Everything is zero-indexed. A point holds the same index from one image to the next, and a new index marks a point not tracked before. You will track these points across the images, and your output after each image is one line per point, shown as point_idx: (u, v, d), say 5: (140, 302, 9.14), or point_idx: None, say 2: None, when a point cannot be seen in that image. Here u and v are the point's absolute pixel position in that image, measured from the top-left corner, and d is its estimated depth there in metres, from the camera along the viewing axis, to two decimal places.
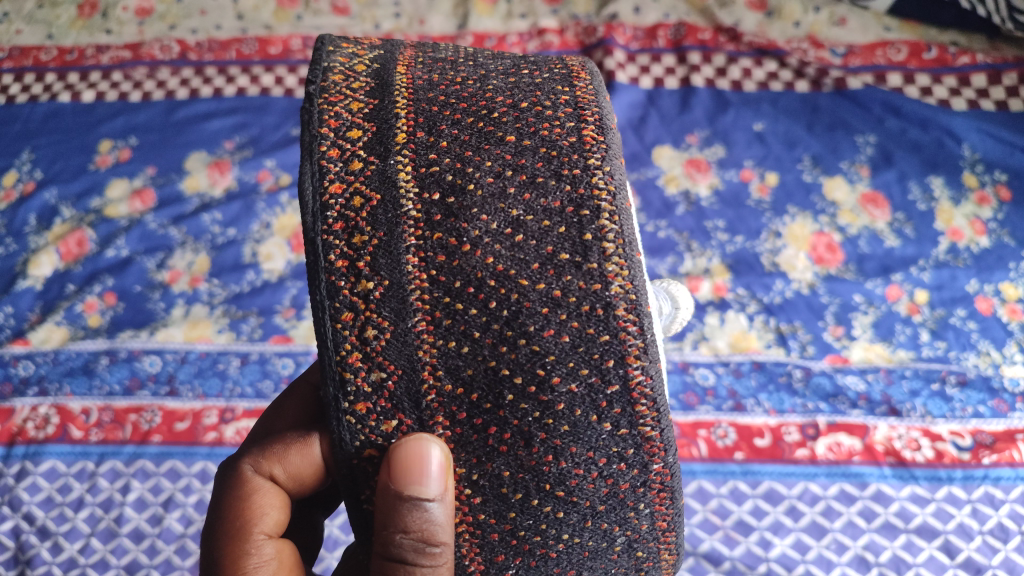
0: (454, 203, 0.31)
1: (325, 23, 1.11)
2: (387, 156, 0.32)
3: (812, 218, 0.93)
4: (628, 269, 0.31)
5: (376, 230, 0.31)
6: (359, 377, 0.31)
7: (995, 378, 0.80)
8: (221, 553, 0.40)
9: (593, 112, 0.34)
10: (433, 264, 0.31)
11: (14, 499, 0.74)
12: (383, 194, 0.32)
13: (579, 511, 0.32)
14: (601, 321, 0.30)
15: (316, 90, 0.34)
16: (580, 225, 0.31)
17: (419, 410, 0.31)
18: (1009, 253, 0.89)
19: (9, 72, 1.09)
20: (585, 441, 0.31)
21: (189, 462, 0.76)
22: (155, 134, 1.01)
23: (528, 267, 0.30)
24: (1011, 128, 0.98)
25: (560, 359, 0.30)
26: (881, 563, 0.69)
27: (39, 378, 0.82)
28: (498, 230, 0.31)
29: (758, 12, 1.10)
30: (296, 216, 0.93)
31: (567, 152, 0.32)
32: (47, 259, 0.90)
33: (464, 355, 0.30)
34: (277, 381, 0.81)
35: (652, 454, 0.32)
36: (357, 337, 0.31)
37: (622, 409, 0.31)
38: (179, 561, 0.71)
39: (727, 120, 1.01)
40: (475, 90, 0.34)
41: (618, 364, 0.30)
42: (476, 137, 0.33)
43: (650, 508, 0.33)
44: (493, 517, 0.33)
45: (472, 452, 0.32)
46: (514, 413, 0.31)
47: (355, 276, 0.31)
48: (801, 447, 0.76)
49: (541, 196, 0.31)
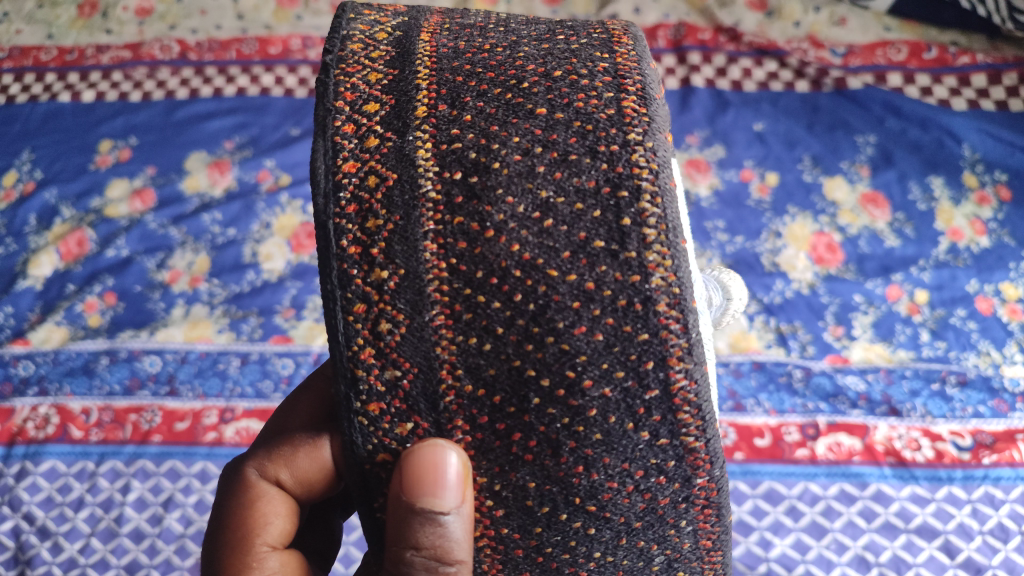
0: (477, 183, 0.30)
1: (325, 23, 1.11)
2: (406, 132, 0.32)
3: (811, 218, 0.93)
4: (670, 259, 0.29)
5: (392, 215, 0.30)
6: (373, 375, 0.30)
7: (995, 378, 0.80)
8: (224, 564, 0.40)
9: (634, 81, 0.32)
10: (454, 251, 0.30)
11: (14, 499, 0.74)
12: (401, 173, 0.31)
13: (612, 528, 0.32)
14: (640, 318, 0.29)
15: (334, 59, 0.34)
16: (617, 208, 0.30)
17: (436, 412, 0.30)
18: (1009, 253, 0.89)
19: (9, 72, 1.09)
20: (620, 452, 0.30)
21: (189, 462, 0.76)
22: (156, 134, 1.01)
23: (557, 256, 0.29)
24: (1012, 128, 0.98)
25: (592, 360, 0.29)
26: (881, 563, 0.69)
27: (39, 378, 0.82)
28: (525, 214, 0.30)
29: (759, 12, 1.09)
30: (296, 216, 0.94)
31: (604, 127, 0.31)
32: (47, 259, 0.90)
33: (486, 353, 0.30)
34: (277, 381, 0.81)
35: (696, 467, 0.31)
36: (370, 331, 0.30)
37: (662, 416, 0.30)
38: (179, 561, 0.71)
39: (727, 120, 1.01)
40: (504, 58, 0.34)
41: (657, 366, 0.30)
42: (504, 110, 0.32)
43: (692, 525, 0.33)
44: (517, 531, 0.33)
45: (494, 461, 0.31)
46: (541, 419, 0.30)
47: (369, 264, 0.30)
48: (801, 447, 0.76)
49: (573, 175, 0.30)
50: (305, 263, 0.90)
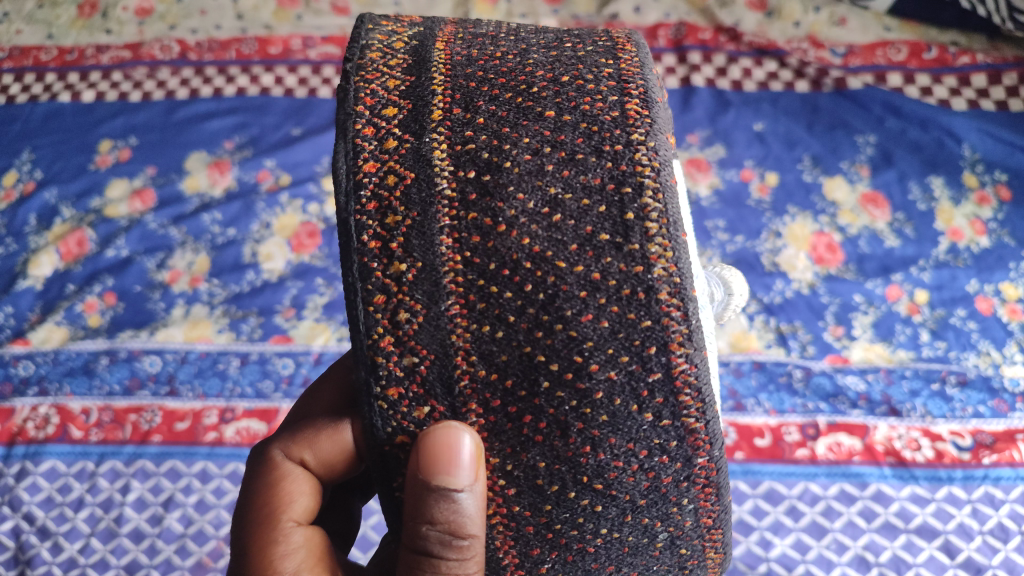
0: (490, 181, 0.30)
1: (325, 23, 1.11)
2: (422, 134, 0.32)
3: (812, 218, 0.93)
4: (671, 250, 0.29)
5: (410, 211, 0.31)
6: (392, 361, 0.30)
7: (995, 378, 0.80)
8: (248, 543, 0.39)
9: (637, 86, 0.32)
10: (468, 245, 0.30)
11: (14, 499, 0.74)
12: (418, 172, 0.31)
13: (618, 506, 0.32)
14: (643, 306, 0.29)
15: (354, 68, 0.34)
16: (621, 204, 0.30)
17: (452, 396, 0.30)
18: (1009, 253, 0.89)
19: (9, 72, 1.09)
20: (625, 432, 0.30)
21: (189, 462, 0.76)
22: (156, 134, 1.01)
23: (565, 249, 0.29)
24: (1012, 128, 0.98)
25: (598, 346, 0.29)
26: (881, 563, 0.69)
27: (39, 378, 0.82)
28: (535, 210, 0.30)
29: (759, 12, 1.09)
30: (296, 216, 0.94)
31: (609, 128, 0.31)
32: (47, 259, 0.90)
33: (498, 340, 0.30)
34: (277, 381, 0.81)
35: (697, 447, 0.31)
36: (390, 321, 0.30)
37: (664, 398, 0.30)
38: (179, 561, 0.71)
39: (727, 120, 1.01)
40: (516, 64, 0.34)
41: (660, 351, 0.30)
42: (515, 113, 0.32)
43: (693, 503, 0.33)
44: (528, 509, 0.32)
45: (506, 442, 0.31)
46: (550, 402, 0.30)
47: (388, 258, 0.30)
48: (801, 447, 0.76)
49: (581, 173, 0.30)
50: (306, 263, 0.90)
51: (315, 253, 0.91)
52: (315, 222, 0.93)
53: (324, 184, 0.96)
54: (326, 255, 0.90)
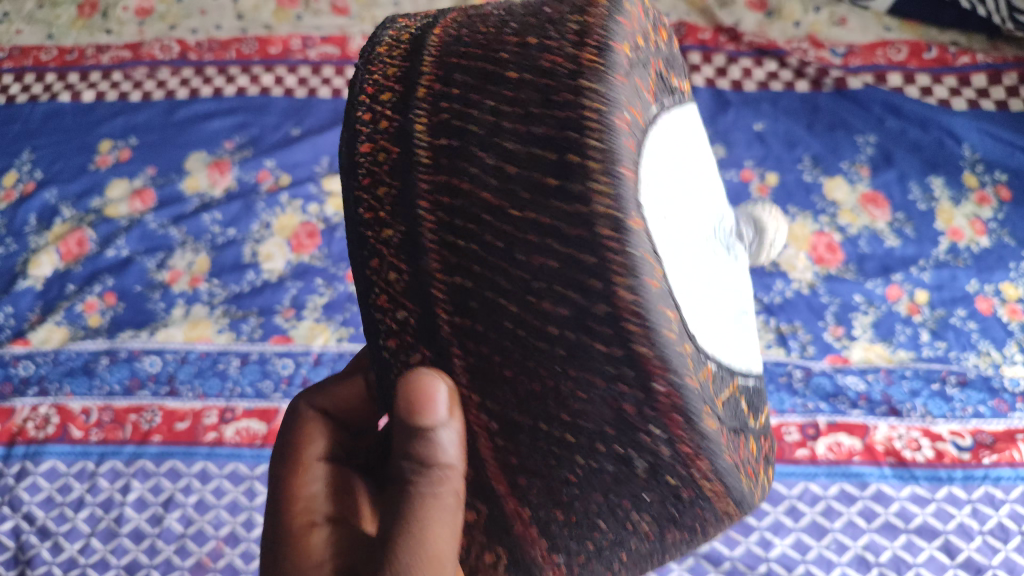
0: (454, 147, 0.32)
1: (325, 23, 1.11)
2: (405, 111, 0.34)
3: (811, 218, 0.93)
4: (612, 188, 0.28)
5: (392, 181, 0.34)
6: (388, 314, 0.35)
7: (995, 378, 0.80)
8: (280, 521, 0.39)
9: (596, 30, 0.31)
10: (437, 207, 0.32)
11: (14, 499, 0.74)
12: (399, 147, 0.34)
13: (598, 455, 0.30)
14: (586, 245, 0.28)
15: (366, 63, 0.38)
16: (564, 147, 0.29)
17: (435, 344, 0.33)
18: (1009, 253, 0.89)
19: (9, 72, 1.09)
20: (588, 377, 0.29)
21: (189, 462, 0.76)
22: (156, 134, 1.01)
23: (515, 198, 0.30)
24: (1012, 128, 0.98)
25: (544, 286, 0.29)
26: (881, 563, 0.70)
27: (39, 378, 0.82)
28: (488, 166, 0.31)
29: (759, 12, 1.09)
30: (296, 216, 0.94)
31: (557, 77, 0.30)
32: (47, 259, 0.90)
33: (468, 292, 0.31)
34: (277, 381, 0.81)
35: (665, 398, 0.28)
36: (384, 280, 0.34)
37: (616, 342, 0.28)
38: (179, 561, 0.71)
39: (727, 120, 1.01)
40: (492, 33, 0.34)
41: (605, 289, 0.28)
42: (478, 82, 0.33)
43: (680, 462, 0.30)
44: (506, 452, 0.32)
45: (476, 385, 0.32)
46: (516, 348, 0.30)
47: (379, 226, 0.34)
48: (801, 447, 0.76)
49: (528, 124, 0.30)
50: (306, 263, 0.90)
51: (316, 253, 0.91)
52: (315, 222, 0.93)
53: (325, 184, 0.96)
54: (326, 255, 0.91)
